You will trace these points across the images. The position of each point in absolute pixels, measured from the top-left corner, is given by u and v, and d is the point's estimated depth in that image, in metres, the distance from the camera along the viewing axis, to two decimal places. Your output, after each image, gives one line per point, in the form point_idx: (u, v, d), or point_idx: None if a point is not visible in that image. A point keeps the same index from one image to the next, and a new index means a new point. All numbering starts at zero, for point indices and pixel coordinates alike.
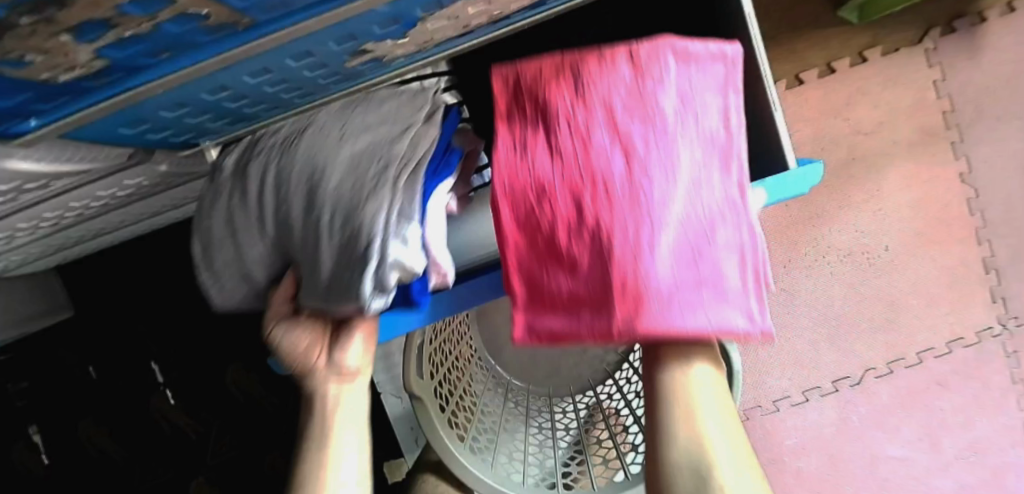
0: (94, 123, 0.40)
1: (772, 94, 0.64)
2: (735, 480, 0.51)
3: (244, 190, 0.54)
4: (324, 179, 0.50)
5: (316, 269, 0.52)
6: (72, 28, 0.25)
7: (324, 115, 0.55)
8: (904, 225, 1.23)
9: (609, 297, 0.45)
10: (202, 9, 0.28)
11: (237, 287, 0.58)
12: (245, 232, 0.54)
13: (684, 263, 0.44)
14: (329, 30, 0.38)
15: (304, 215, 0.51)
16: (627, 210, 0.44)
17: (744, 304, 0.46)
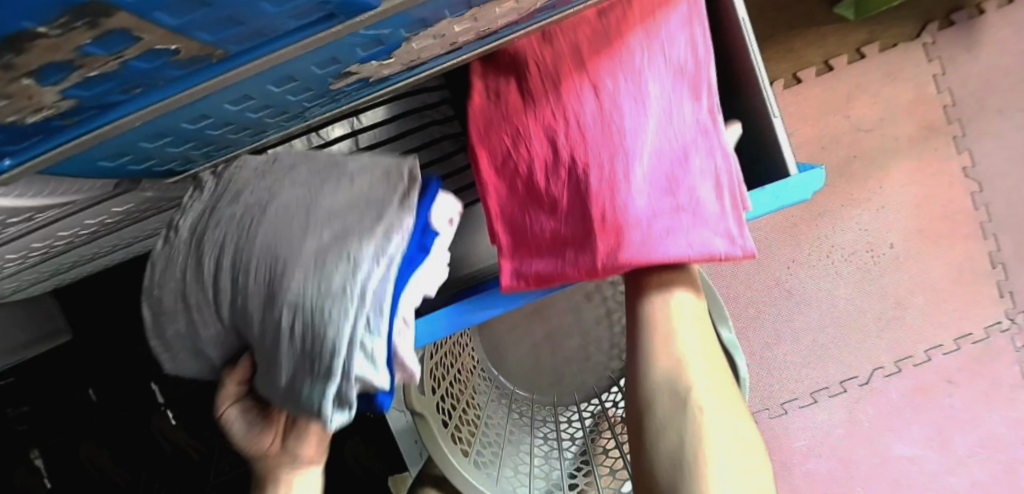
0: (71, 159, 0.39)
1: (766, 96, 0.63)
2: (705, 390, 0.63)
3: (201, 272, 0.50)
4: (287, 278, 0.47)
5: (274, 371, 0.50)
6: (32, 72, 0.24)
7: (288, 190, 0.50)
8: (908, 222, 1.22)
9: (590, 233, 0.59)
10: (171, 44, 0.27)
11: (189, 357, 0.55)
12: (200, 315, 0.50)
13: (648, 187, 0.59)
14: (309, 55, 0.37)
15: (264, 313, 0.48)
16: (602, 156, 0.58)
17: (718, 228, 0.59)
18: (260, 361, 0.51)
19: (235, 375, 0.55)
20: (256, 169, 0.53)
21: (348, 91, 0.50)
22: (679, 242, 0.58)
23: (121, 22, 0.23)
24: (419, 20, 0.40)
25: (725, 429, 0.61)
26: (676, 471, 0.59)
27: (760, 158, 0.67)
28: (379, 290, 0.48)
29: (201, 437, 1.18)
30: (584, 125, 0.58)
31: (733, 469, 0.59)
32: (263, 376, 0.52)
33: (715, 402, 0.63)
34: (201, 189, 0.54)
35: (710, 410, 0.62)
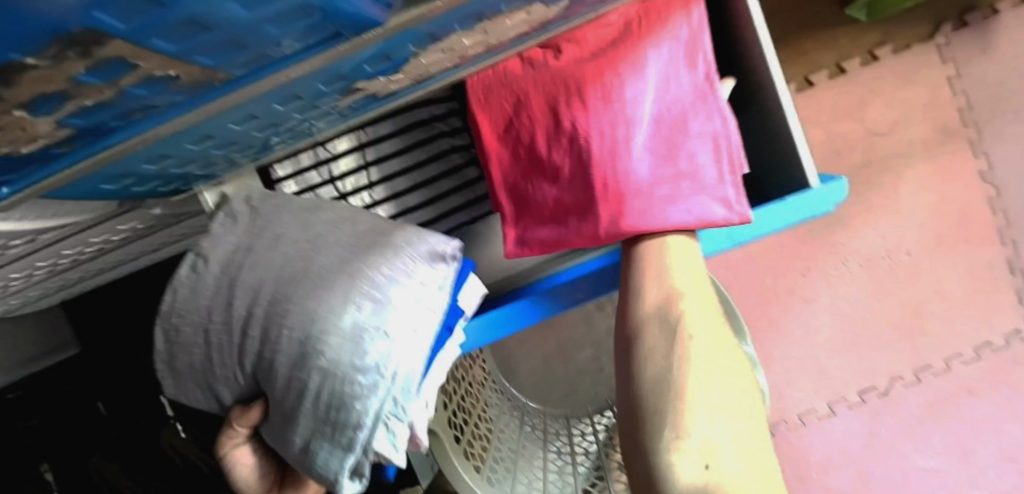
0: (71, 184, 0.38)
1: (785, 103, 0.61)
2: (700, 323, 0.54)
3: (227, 321, 0.48)
4: (323, 344, 0.46)
5: (288, 431, 0.49)
6: (24, 103, 0.23)
7: (329, 250, 0.50)
8: (925, 229, 1.19)
9: (591, 200, 0.58)
10: (169, 70, 0.25)
11: (198, 394, 0.53)
12: (219, 357, 0.49)
13: (647, 154, 0.58)
14: (316, 74, 0.36)
15: (290, 370, 0.47)
16: (601, 122, 0.57)
17: (717, 194, 0.59)
18: (275, 417, 0.50)
19: (241, 419, 0.51)
20: (296, 217, 0.52)
21: (355, 107, 0.48)
22: (679, 208, 0.57)
23: (116, 50, 0.22)
24: (428, 33, 0.38)
25: (718, 367, 0.52)
26: (656, 406, 0.50)
27: (779, 167, 0.65)
28: (408, 370, 0.47)
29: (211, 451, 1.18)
30: (584, 90, 0.58)
31: (724, 411, 0.50)
32: (275, 429, 0.50)
33: (709, 337, 0.54)
34: (235, 219, 0.53)
35: (703, 342, 0.53)
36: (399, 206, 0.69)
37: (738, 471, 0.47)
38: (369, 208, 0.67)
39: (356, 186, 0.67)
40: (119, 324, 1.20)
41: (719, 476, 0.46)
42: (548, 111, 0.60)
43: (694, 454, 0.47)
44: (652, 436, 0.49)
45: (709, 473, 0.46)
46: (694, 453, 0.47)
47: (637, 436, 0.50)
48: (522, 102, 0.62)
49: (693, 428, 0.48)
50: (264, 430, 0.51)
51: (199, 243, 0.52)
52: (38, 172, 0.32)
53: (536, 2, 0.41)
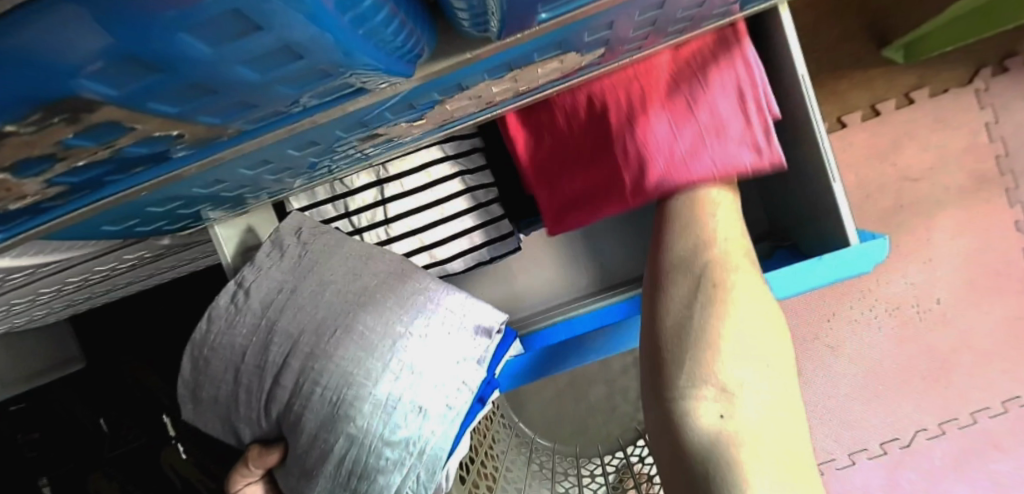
0: (72, 227, 0.36)
1: (826, 157, 0.56)
2: (736, 270, 0.50)
3: (257, 366, 0.45)
4: (355, 410, 0.42)
5: (302, 490, 0.45)
6: (7, 167, 0.21)
7: (378, 306, 0.45)
8: (958, 277, 1.13)
9: (614, 170, 0.57)
10: (171, 131, 0.23)
11: (215, 424, 0.49)
12: (245, 400, 0.46)
13: (665, 112, 0.54)
14: (335, 123, 0.34)
15: (314, 434, 0.43)
16: (611, 89, 0.56)
17: (744, 139, 0.54)
18: (292, 477, 0.46)
19: (256, 462, 0.47)
20: (345, 261, 0.48)
21: (375, 149, 0.46)
22: (703, 159, 0.54)
23: (108, 114, 0.20)
24: (455, 83, 0.36)
25: (750, 315, 0.47)
26: (676, 351, 0.46)
27: (817, 220, 0.61)
28: (437, 448, 0.45)
29: (208, 471, 1.16)
30: None
31: (751, 360, 0.45)
32: (291, 484, 0.46)
33: (745, 286, 0.49)
34: (281, 253, 0.48)
35: (738, 290, 0.48)
36: (418, 242, 0.64)
37: (759, 421, 0.43)
38: (384, 244, 0.64)
39: (371, 221, 0.64)
40: (121, 339, 1.17)
41: (736, 423, 0.42)
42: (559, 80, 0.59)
43: (710, 400, 0.43)
44: (669, 381, 0.45)
45: (725, 419, 0.42)
46: (710, 399, 0.43)
47: (656, 383, 0.47)
48: None
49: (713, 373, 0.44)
50: (280, 477, 0.47)
51: (242, 271, 0.48)
52: (34, 221, 0.30)
53: (570, 51, 0.39)
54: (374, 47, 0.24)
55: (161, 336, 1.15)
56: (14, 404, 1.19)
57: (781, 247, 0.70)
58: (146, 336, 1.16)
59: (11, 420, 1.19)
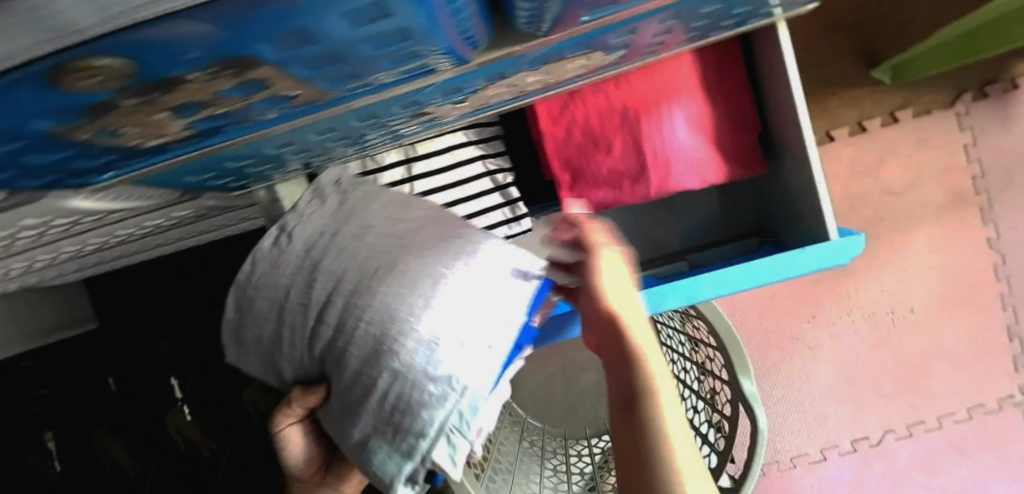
0: (162, 174, 0.41)
1: (813, 160, 0.62)
2: (665, 378, 0.47)
3: (302, 304, 0.51)
4: (399, 345, 0.47)
5: (348, 425, 0.51)
6: (171, 107, 0.27)
7: (415, 250, 0.51)
8: (930, 288, 1.21)
9: (643, 170, 0.64)
10: (292, 92, 0.29)
11: (257, 363, 0.55)
12: (289, 336, 0.52)
13: (691, 129, 0.64)
14: (397, 98, 0.40)
15: (359, 366, 0.49)
16: (647, 105, 0.62)
17: (746, 154, 0.65)
18: (337, 407, 0.51)
19: (300, 401, 0.53)
20: (381, 209, 0.54)
21: (415, 127, 0.51)
22: (716, 167, 0.64)
23: (261, 72, 0.26)
24: (498, 72, 0.42)
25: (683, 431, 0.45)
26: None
27: (800, 219, 0.68)
28: (477, 386, 0.48)
29: (213, 435, 1.19)
30: (631, 80, 0.62)
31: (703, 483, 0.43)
32: (336, 417, 0.51)
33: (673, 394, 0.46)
34: (322, 203, 0.56)
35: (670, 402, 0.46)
36: None
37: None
38: None
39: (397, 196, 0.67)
40: (133, 304, 1.21)
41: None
42: (598, 93, 0.63)
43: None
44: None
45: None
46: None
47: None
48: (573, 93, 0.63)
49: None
50: (325, 413, 0.53)
51: (284, 219, 0.55)
52: (146, 163, 0.36)
53: (598, 50, 0.45)
54: (452, 35, 0.30)
55: (173, 302, 1.20)
56: (24, 360, 1.23)
57: (767, 243, 0.75)
58: (159, 301, 1.20)
59: (20, 376, 1.23)
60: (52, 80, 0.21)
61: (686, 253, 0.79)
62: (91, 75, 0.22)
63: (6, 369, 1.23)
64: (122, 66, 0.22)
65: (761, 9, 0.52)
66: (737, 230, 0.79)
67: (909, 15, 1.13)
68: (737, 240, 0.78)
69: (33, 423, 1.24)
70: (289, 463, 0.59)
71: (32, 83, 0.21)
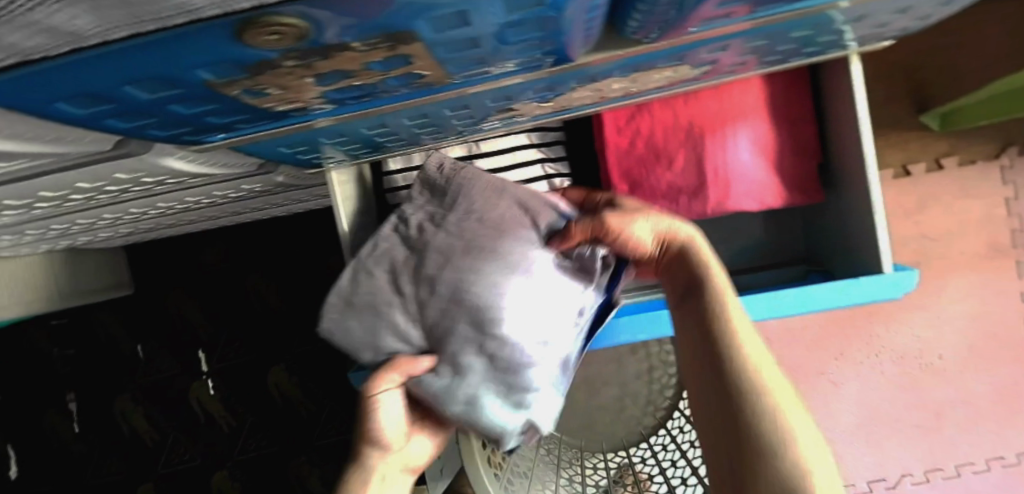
0: (262, 143, 0.43)
1: (873, 194, 0.63)
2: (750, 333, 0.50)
3: (412, 283, 0.53)
4: (505, 316, 0.51)
5: (450, 385, 0.53)
6: (319, 74, 0.28)
7: (514, 236, 0.54)
8: (960, 337, 1.19)
9: (703, 186, 0.64)
10: (423, 71, 0.31)
11: (356, 332, 0.54)
12: (398, 306, 0.53)
13: (756, 151, 0.65)
14: (496, 91, 0.42)
15: (465, 339, 0.52)
16: (714, 123, 0.64)
17: (805, 182, 0.66)
18: (440, 373, 0.53)
19: (408, 368, 0.52)
20: (484, 193, 0.55)
21: (493, 123, 0.53)
22: (777, 190, 0.65)
23: (412, 49, 0.27)
24: (591, 75, 0.44)
25: (776, 377, 0.47)
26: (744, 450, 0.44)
27: (851, 250, 0.69)
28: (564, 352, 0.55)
29: (232, 410, 1.21)
30: (700, 99, 0.64)
31: (802, 420, 0.45)
32: (439, 384, 0.53)
33: (760, 348, 0.49)
34: (432, 187, 0.57)
35: (759, 355, 0.48)
36: None
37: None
38: None
39: None
40: (167, 274, 1.24)
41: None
42: (666, 108, 0.65)
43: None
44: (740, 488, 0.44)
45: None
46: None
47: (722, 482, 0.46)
48: (642, 106, 0.65)
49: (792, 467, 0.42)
50: (428, 381, 0.53)
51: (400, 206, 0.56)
52: (260, 127, 0.38)
53: (686, 64, 0.47)
54: (574, 33, 0.32)
55: (207, 277, 1.22)
56: (56, 319, 1.25)
57: (814, 271, 0.76)
58: (193, 274, 1.23)
59: (50, 334, 1.26)
60: (240, 33, 0.23)
61: (734, 274, 0.78)
62: (273, 35, 0.23)
63: (38, 326, 1.26)
64: (304, 28, 0.23)
65: (842, 41, 0.53)
66: (785, 256, 0.79)
67: (962, 64, 1.13)
68: (786, 266, 0.79)
69: (57, 382, 1.26)
70: (370, 436, 0.56)
71: (223, 34, 0.22)
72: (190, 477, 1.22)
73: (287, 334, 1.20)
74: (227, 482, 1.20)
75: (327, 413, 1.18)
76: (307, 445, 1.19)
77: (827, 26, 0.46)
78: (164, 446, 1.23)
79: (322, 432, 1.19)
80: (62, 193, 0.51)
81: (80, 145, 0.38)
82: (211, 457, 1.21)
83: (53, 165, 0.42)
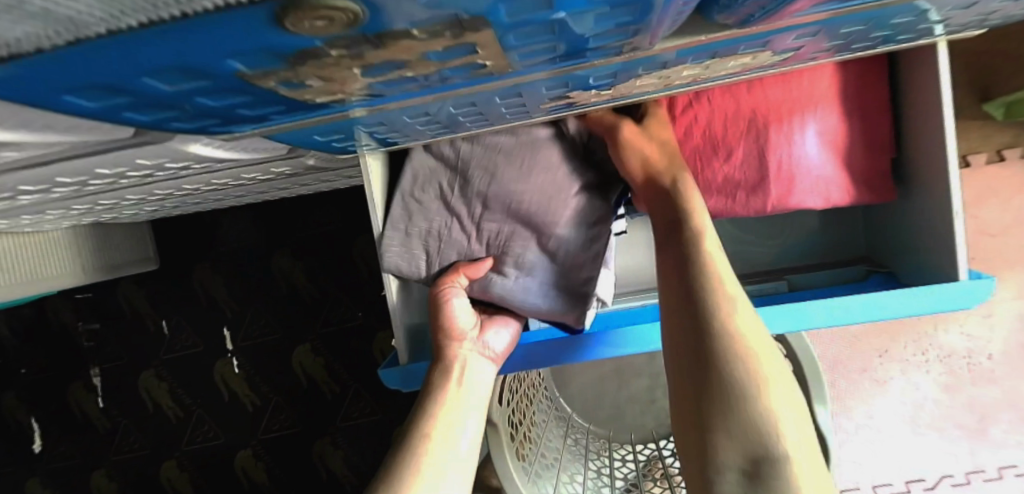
0: (296, 132, 0.39)
1: (954, 194, 0.57)
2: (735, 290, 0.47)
3: (462, 201, 0.59)
4: (555, 213, 0.58)
5: (523, 278, 0.61)
6: (368, 65, 0.24)
7: (542, 145, 0.58)
8: (1016, 338, 1.10)
9: (763, 182, 0.61)
10: (484, 61, 0.27)
11: (416, 258, 0.60)
12: (454, 228, 0.60)
13: (824, 144, 0.60)
14: (554, 79, 0.37)
15: (526, 238, 0.60)
16: (779, 115, 0.60)
17: (875, 180, 0.62)
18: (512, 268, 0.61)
19: (471, 270, 0.60)
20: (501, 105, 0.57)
21: (544, 111, 0.48)
22: (843, 186, 0.61)
23: (479, 37, 0.23)
24: (661, 62, 0.39)
25: (756, 335, 0.45)
26: (713, 407, 0.42)
27: (919, 252, 0.63)
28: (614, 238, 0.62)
29: (257, 389, 1.20)
30: (765, 87, 0.59)
31: (780, 381, 0.44)
32: (505, 283, 0.61)
33: (741, 301, 0.46)
34: None
35: (741, 310, 0.46)
36: None
37: (808, 465, 0.41)
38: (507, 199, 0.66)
39: None
40: (190, 251, 1.22)
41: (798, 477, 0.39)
42: (728, 97, 0.61)
43: (759, 458, 0.41)
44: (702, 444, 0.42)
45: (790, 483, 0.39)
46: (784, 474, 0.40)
47: (684, 436, 0.44)
48: (701, 93, 0.62)
49: (769, 434, 0.41)
50: (496, 281, 0.61)
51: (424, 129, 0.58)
52: (293, 118, 0.33)
53: (767, 50, 0.41)
54: (661, 18, 0.27)
55: (231, 254, 1.21)
56: (81, 293, 1.25)
57: (876, 273, 0.70)
58: (216, 251, 1.21)
59: (75, 307, 1.26)
60: (280, 18, 0.18)
61: (784, 272, 0.74)
62: (320, 20, 0.19)
63: (63, 300, 1.26)
64: (356, 12, 0.19)
65: (937, 30, 0.47)
66: (842, 254, 0.74)
67: None
68: (843, 266, 0.73)
69: (82, 356, 1.27)
70: (443, 327, 0.59)
71: (262, 19, 0.18)
72: (214, 454, 1.22)
73: (310, 314, 1.18)
74: (251, 460, 1.20)
75: (352, 396, 1.17)
76: (329, 426, 1.18)
77: (931, 13, 0.40)
78: (187, 422, 1.23)
79: (346, 414, 1.18)
80: (81, 179, 0.48)
81: (99, 133, 0.35)
82: (236, 434, 1.21)
83: (71, 152, 0.39)
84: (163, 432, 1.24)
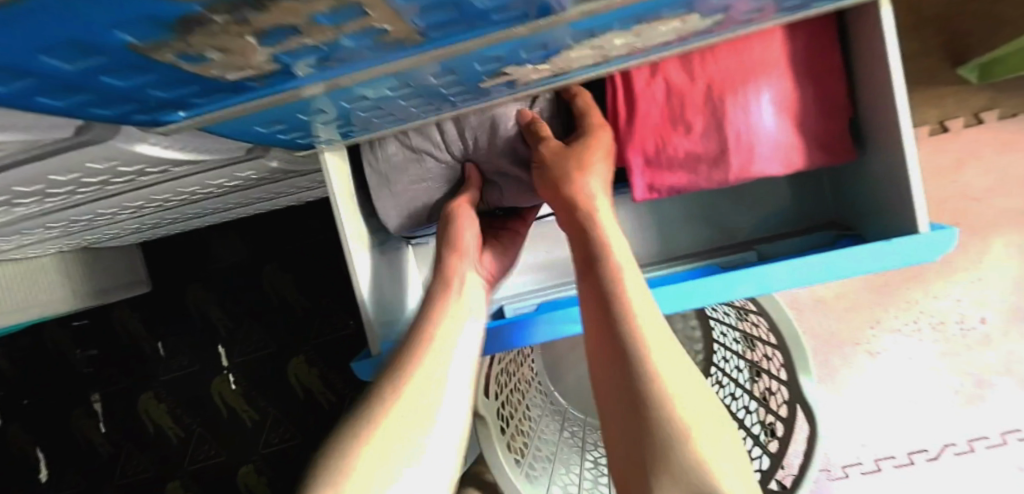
0: (232, 123, 0.40)
1: (910, 149, 0.57)
2: (642, 297, 0.50)
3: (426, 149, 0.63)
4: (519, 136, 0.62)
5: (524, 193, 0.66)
6: (260, 31, 0.25)
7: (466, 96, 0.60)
8: (1007, 299, 1.08)
9: (725, 153, 0.61)
10: (382, 24, 0.27)
11: (409, 206, 0.65)
12: (435, 168, 0.64)
13: (781, 110, 0.61)
14: (477, 53, 0.37)
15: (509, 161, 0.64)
16: (733, 84, 0.60)
17: (832, 140, 0.61)
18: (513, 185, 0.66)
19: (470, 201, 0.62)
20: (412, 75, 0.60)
21: (489, 90, 0.49)
22: (801, 150, 0.61)
23: None
24: (588, 29, 0.40)
25: (662, 341, 0.47)
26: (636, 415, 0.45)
27: (883, 212, 0.63)
28: None
29: (256, 404, 1.21)
30: (716, 57, 0.60)
31: (689, 385, 0.46)
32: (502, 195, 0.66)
33: (648, 310, 0.49)
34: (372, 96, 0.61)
35: (648, 319, 0.48)
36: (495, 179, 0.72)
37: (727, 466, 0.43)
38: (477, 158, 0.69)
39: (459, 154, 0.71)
40: (179, 271, 1.23)
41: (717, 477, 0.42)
42: (682, 70, 0.61)
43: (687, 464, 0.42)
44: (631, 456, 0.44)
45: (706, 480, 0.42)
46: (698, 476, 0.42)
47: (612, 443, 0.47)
48: (656, 67, 0.62)
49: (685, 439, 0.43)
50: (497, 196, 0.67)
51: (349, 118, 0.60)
52: (218, 104, 0.35)
53: (694, 12, 0.42)
54: None
55: (220, 271, 1.21)
56: (78, 320, 1.27)
57: (845, 237, 0.69)
58: (205, 269, 1.22)
59: (73, 336, 1.28)
60: None
61: (755, 243, 0.74)
62: None
63: (59, 329, 1.28)
64: None
65: None
66: (812, 222, 0.74)
67: None
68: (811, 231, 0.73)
69: (81, 382, 1.28)
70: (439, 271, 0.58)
71: None
72: (217, 472, 1.22)
73: (301, 325, 1.19)
74: (253, 476, 1.20)
75: (347, 406, 1.17)
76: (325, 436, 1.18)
77: None
78: (189, 441, 1.24)
79: None
80: (44, 190, 0.49)
81: (38, 134, 0.36)
82: (236, 449, 1.22)
83: (23, 158, 0.40)
84: (165, 452, 1.25)
